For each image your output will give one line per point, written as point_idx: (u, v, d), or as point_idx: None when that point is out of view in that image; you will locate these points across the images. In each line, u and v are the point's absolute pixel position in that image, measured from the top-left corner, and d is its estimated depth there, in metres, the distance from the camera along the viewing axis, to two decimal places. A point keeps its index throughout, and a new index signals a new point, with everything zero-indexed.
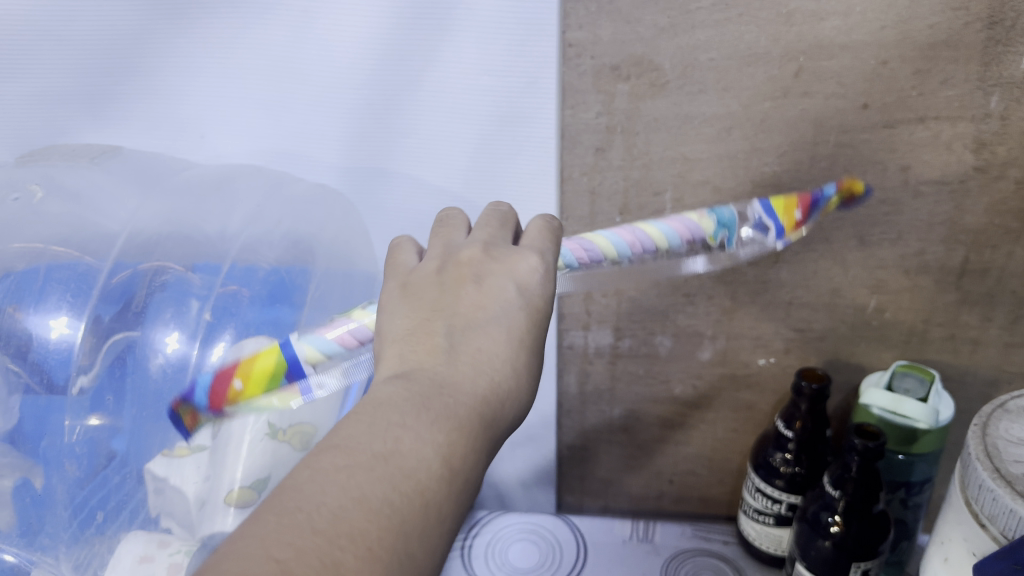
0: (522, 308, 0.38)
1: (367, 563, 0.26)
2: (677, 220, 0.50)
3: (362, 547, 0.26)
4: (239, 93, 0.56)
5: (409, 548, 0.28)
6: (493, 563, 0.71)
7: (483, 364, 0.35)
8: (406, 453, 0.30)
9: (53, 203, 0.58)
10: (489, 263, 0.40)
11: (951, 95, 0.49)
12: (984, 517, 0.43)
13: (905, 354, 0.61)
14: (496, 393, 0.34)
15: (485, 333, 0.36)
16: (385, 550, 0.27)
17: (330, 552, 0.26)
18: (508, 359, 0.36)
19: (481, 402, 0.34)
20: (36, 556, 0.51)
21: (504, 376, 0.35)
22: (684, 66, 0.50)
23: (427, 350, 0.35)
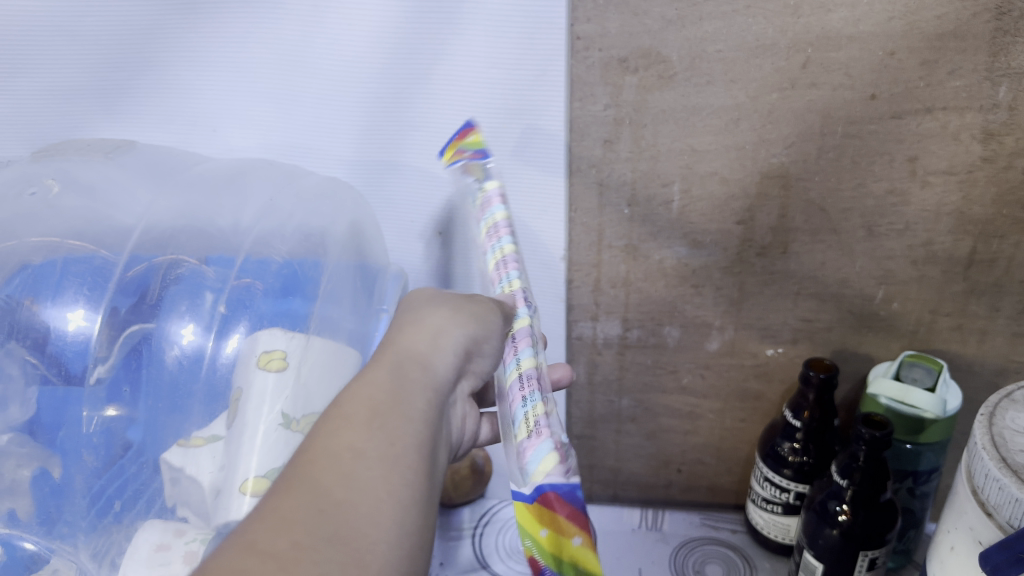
0: (422, 303, 0.46)
1: (281, 528, 0.29)
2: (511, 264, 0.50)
3: (277, 517, 0.30)
4: (252, 87, 0.57)
5: (329, 496, 0.31)
6: (504, 551, 0.73)
7: (399, 336, 0.42)
8: (319, 442, 0.34)
9: (69, 198, 0.58)
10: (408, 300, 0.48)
11: (958, 85, 0.50)
12: (990, 506, 0.43)
13: (913, 344, 0.62)
14: (420, 349, 0.41)
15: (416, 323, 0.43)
16: (301, 513, 0.30)
17: (247, 539, 0.29)
18: (423, 324, 0.43)
19: (405, 364, 0.40)
20: (56, 543, 0.52)
21: (429, 336, 0.42)
22: (692, 57, 0.51)
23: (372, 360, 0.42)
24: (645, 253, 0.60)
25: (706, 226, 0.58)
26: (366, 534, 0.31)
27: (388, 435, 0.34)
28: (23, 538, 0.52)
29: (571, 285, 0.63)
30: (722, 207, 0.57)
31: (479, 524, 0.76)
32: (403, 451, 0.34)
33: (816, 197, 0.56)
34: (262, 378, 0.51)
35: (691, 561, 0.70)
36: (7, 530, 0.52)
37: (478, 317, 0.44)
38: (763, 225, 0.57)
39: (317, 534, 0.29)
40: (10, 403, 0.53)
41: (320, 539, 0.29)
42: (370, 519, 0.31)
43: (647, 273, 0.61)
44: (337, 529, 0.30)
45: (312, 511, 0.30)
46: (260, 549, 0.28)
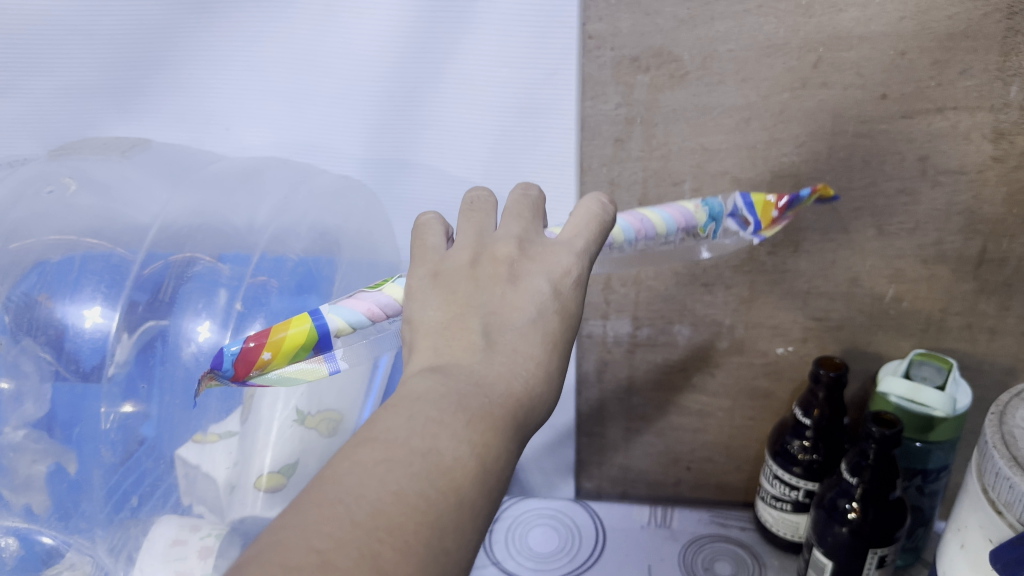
0: (557, 323, 0.38)
1: (403, 555, 0.27)
2: (674, 209, 0.52)
3: (401, 539, 0.27)
4: (264, 86, 0.57)
5: (444, 543, 0.28)
6: (513, 548, 0.73)
7: (518, 352, 0.36)
8: (443, 451, 0.31)
9: (85, 196, 0.59)
10: (524, 261, 0.39)
11: (970, 85, 0.50)
12: (1000, 505, 0.43)
13: (922, 343, 0.62)
14: (526, 401, 0.35)
15: (522, 333, 0.36)
16: (421, 543, 0.28)
17: (368, 542, 0.27)
18: (541, 363, 0.36)
19: (513, 417, 0.34)
20: (73, 538, 0.53)
21: (539, 382, 0.36)
22: (703, 57, 0.51)
23: (464, 343, 0.36)
24: None
25: None
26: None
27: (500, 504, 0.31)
28: (42, 532, 0.53)
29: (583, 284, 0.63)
30: None
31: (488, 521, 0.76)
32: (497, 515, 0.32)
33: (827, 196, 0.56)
34: None
35: (701, 558, 0.70)
36: (26, 524, 0.53)
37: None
38: None
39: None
40: (26, 400, 0.52)
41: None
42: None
43: (658, 271, 0.61)
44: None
45: (430, 555, 0.28)
46: (382, 567, 0.26)
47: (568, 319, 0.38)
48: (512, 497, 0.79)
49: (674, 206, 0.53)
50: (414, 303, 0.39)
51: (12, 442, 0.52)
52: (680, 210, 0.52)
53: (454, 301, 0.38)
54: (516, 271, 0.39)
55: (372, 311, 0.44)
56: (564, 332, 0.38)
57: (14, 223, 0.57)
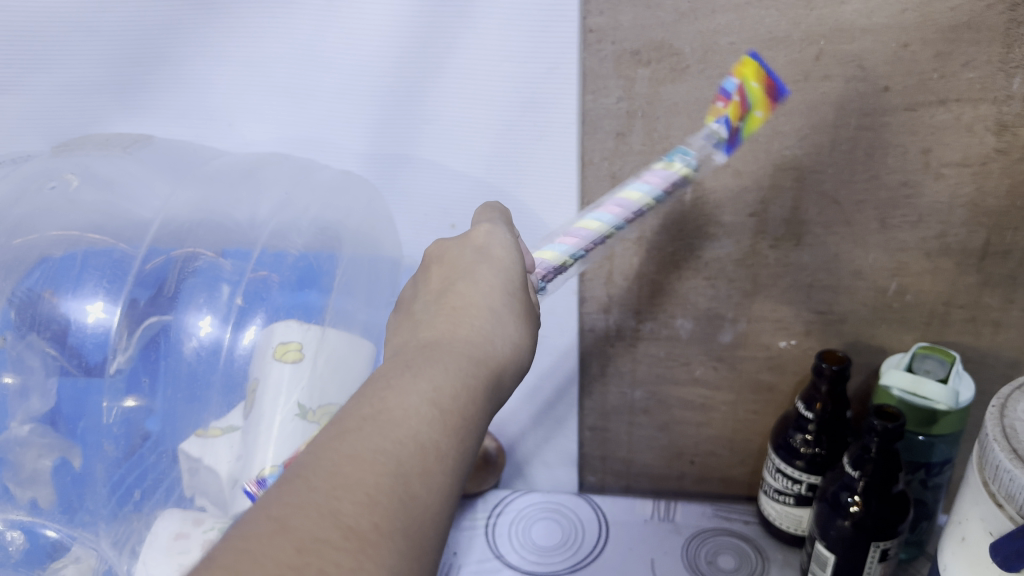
0: (488, 270, 0.43)
1: (364, 507, 0.30)
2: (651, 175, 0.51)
3: (360, 491, 0.30)
4: (266, 82, 0.57)
5: (410, 488, 0.32)
6: (516, 542, 0.73)
7: (461, 313, 0.41)
8: (393, 408, 0.34)
9: (88, 192, 0.59)
10: (452, 249, 0.46)
11: (973, 77, 0.50)
12: (1001, 497, 0.43)
13: (926, 336, 0.62)
14: (470, 332, 0.40)
15: (462, 289, 0.42)
16: (382, 493, 0.31)
17: (328, 502, 0.30)
18: (482, 305, 0.42)
19: (469, 362, 0.38)
20: (77, 531, 0.54)
21: (488, 321, 0.41)
22: (705, 50, 0.51)
23: (416, 328, 0.41)
24: (658, 246, 0.60)
25: (719, 219, 0.58)
26: (426, 533, 0.32)
27: (463, 445, 0.35)
28: (45, 526, 0.54)
29: (585, 277, 0.63)
30: (735, 200, 0.57)
31: (492, 514, 0.76)
32: (462, 459, 0.35)
33: (830, 188, 0.56)
34: (278, 369, 0.52)
35: (704, 551, 0.70)
36: (30, 517, 0.54)
37: (532, 330, 0.43)
38: (777, 218, 0.58)
39: (395, 525, 0.30)
40: (32, 394, 0.54)
41: (396, 531, 0.30)
42: (431, 521, 0.32)
43: (659, 265, 0.61)
44: (412, 526, 0.31)
45: (394, 501, 0.31)
46: (344, 521, 0.29)
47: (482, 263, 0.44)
48: (516, 490, 0.79)
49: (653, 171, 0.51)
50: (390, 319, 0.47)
51: (19, 436, 0.54)
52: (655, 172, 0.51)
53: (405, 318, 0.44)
54: (434, 261, 0.46)
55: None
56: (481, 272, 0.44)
57: (17, 220, 0.58)
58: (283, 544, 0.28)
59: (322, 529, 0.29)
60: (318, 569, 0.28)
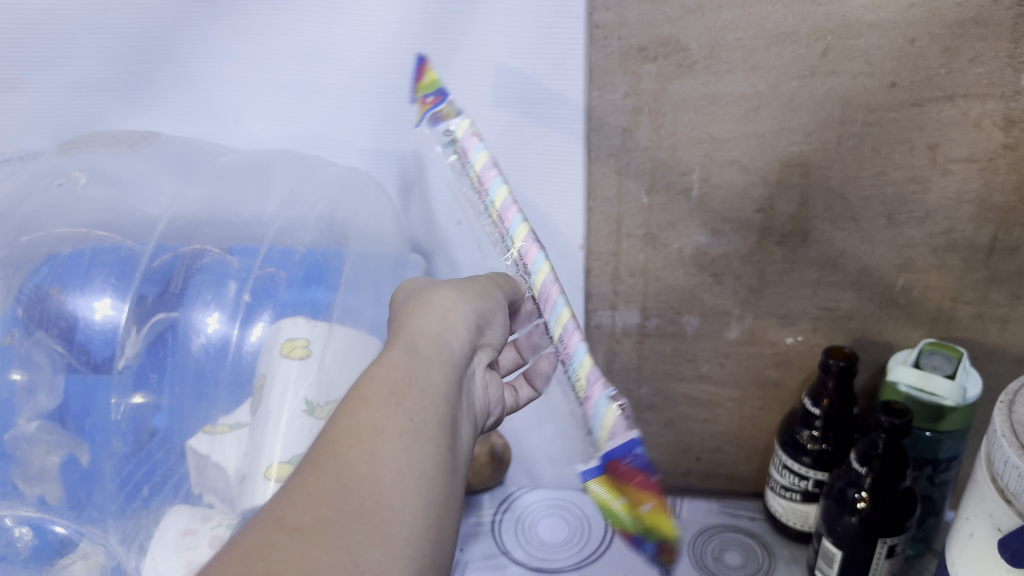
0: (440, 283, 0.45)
1: (308, 505, 0.30)
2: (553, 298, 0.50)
3: (302, 494, 0.31)
4: (273, 80, 0.57)
5: (358, 472, 0.32)
6: (522, 538, 0.73)
7: (409, 321, 0.42)
8: (331, 419, 0.35)
9: (95, 188, 0.59)
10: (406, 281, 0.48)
11: (980, 72, 0.49)
12: (1010, 493, 0.43)
13: (933, 332, 0.62)
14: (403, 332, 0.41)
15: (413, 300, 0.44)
16: (327, 489, 0.31)
17: (271, 514, 0.30)
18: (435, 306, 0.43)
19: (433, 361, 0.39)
20: (86, 527, 0.54)
21: (433, 318, 0.42)
22: (711, 46, 0.51)
23: None
24: (664, 242, 0.60)
25: (725, 215, 0.58)
26: (392, 505, 0.32)
27: (408, 412, 0.35)
28: (55, 522, 0.54)
29: (591, 274, 0.63)
30: (742, 195, 0.57)
31: (498, 510, 0.77)
32: (411, 421, 0.35)
33: (836, 184, 0.56)
34: (285, 366, 0.52)
35: (710, 547, 0.70)
36: (39, 514, 0.53)
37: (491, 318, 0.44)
38: (784, 214, 0.58)
39: (345, 510, 0.31)
40: (39, 391, 0.54)
41: (351, 515, 0.30)
42: (394, 494, 0.32)
43: (665, 262, 0.61)
44: (364, 503, 0.31)
45: (341, 491, 0.31)
46: (288, 523, 0.29)
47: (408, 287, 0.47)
48: (522, 487, 0.79)
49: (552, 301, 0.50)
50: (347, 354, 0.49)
51: (26, 433, 0.54)
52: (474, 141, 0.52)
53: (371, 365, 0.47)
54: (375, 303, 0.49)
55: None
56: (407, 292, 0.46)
57: (25, 217, 0.58)
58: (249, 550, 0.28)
59: (268, 534, 0.29)
60: (266, 564, 0.27)
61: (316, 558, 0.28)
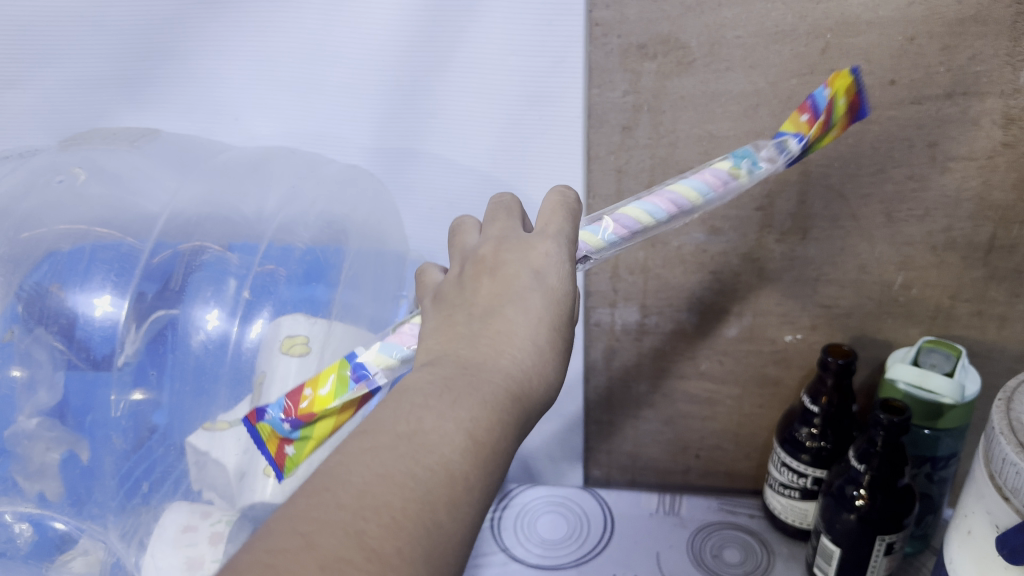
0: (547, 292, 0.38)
1: (390, 531, 0.28)
2: (707, 174, 0.46)
3: (381, 516, 0.29)
4: (273, 77, 0.57)
5: (435, 516, 0.30)
6: (522, 534, 0.73)
7: (495, 334, 0.36)
8: (429, 432, 0.32)
9: (95, 185, 0.59)
10: (509, 241, 0.40)
11: (979, 71, 0.50)
12: (1007, 491, 0.43)
13: (932, 330, 0.62)
14: (522, 379, 0.35)
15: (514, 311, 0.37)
16: (409, 519, 0.29)
17: (353, 522, 0.28)
18: (533, 336, 0.36)
19: (512, 401, 0.34)
20: (86, 523, 0.54)
21: (515, 360, 0.35)
22: (711, 44, 0.51)
23: (449, 337, 0.37)
24: (664, 239, 0.60)
25: (724, 212, 0.58)
26: (447, 564, 0.30)
27: (489, 468, 0.32)
28: (55, 518, 0.54)
29: (590, 272, 0.63)
30: (742, 193, 0.57)
31: (498, 507, 0.77)
32: (487, 487, 0.32)
33: (836, 182, 0.56)
34: (285, 363, 0.52)
35: (709, 545, 0.70)
36: (39, 510, 0.54)
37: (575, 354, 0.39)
38: (783, 211, 0.58)
39: (417, 553, 0.29)
40: (39, 388, 0.53)
41: (420, 559, 0.29)
42: (451, 552, 0.30)
43: (665, 259, 0.62)
44: (434, 554, 0.29)
45: (416, 529, 0.29)
46: (368, 543, 0.28)
47: (558, 293, 0.38)
48: (521, 484, 0.80)
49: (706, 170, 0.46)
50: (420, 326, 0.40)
51: (26, 430, 0.53)
52: (709, 171, 0.46)
53: (445, 306, 0.39)
54: (496, 264, 0.39)
55: (403, 339, 0.42)
56: (555, 306, 0.38)
57: (26, 213, 0.58)
58: (307, 563, 0.27)
59: (343, 549, 0.28)
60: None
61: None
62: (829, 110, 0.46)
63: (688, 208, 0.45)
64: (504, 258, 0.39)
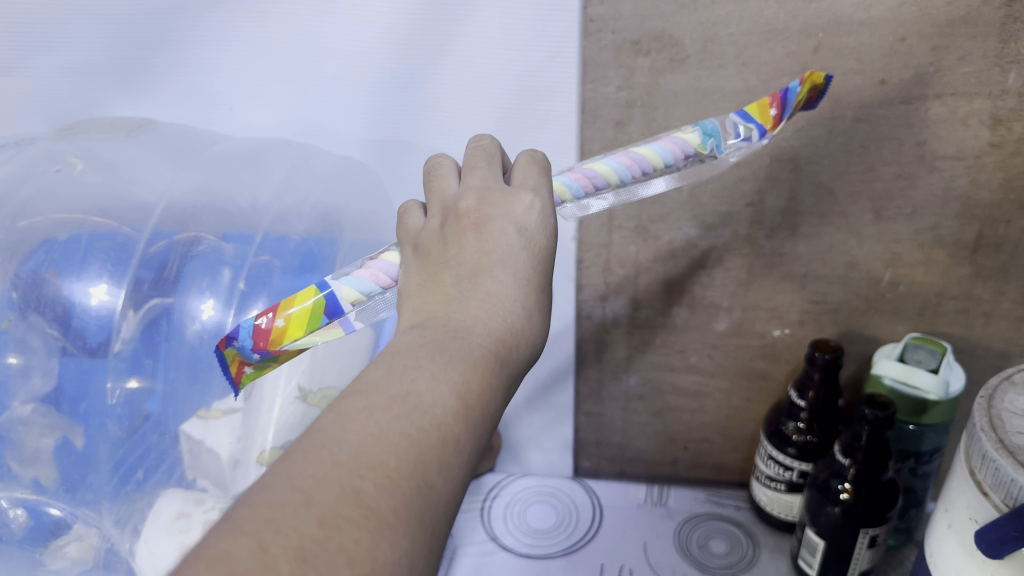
0: (528, 259, 0.38)
1: (386, 489, 0.28)
2: (669, 141, 0.47)
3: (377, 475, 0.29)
4: (269, 67, 0.57)
5: (428, 477, 0.30)
6: (512, 523, 0.74)
7: (484, 293, 0.37)
8: (422, 393, 0.32)
9: (91, 174, 0.60)
10: (491, 194, 0.40)
11: (968, 71, 0.50)
12: (986, 486, 0.44)
13: (918, 326, 0.63)
14: (508, 339, 0.36)
15: (500, 275, 0.37)
16: (404, 478, 0.29)
17: (350, 480, 0.28)
18: (517, 301, 0.37)
19: (497, 361, 0.35)
20: (80, 509, 0.54)
21: (502, 318, 0.36)
22: (704, 41, 0.51)
23: (438, 298, 0.37)
24: (656, 234, 0.61)
25: (715, 207, 0.59)
26: (440, 522, 0.30)
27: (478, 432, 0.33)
28: (49, 505, 0.53)
29: (582, 265, 0.64)
30: (732, 189, 0.58)
31: (488, 497, 0.78)
32: (475, 451, 0.32)
33: (825, 179, 0.57)
34: None
35: (695, 536, 0.71)
36: (34, 496, 0.53)
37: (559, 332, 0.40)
38: (773, 207, 0.58)
39: (413, 511, 0.29)
40: (34, 373, 0.54)
41: (414, 519, 0.29)
42: (442, 512, 0.30)
43: (656, 254, 0.62)
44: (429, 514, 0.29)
45: (411, 488, 0.29)
46: (366, 501, 0.28)
47: (542, 253, 0.39)
48: (511, 474, 0.80)
49: (668, 136, 0.47)
50: (402, 279, 0.41)
51: (21, 415, 0.53)
52: (674, 140, 0.47)
53: (429, 263, 0.39)
54: (481, 220, 0.39)
55: (378, 278, 0.42)
56: (538, 267, 0.39)
57: (23, 202, 0.58)
58: (306, 518, 0.27)
59: (341, 505, 0.27)
60: (338, 546, 0.26)
61: (379, 557, 0.27)
62: (794, 103, 0.47)
63: (650, 174, 0.46)
64: (489, 214, 0.39)
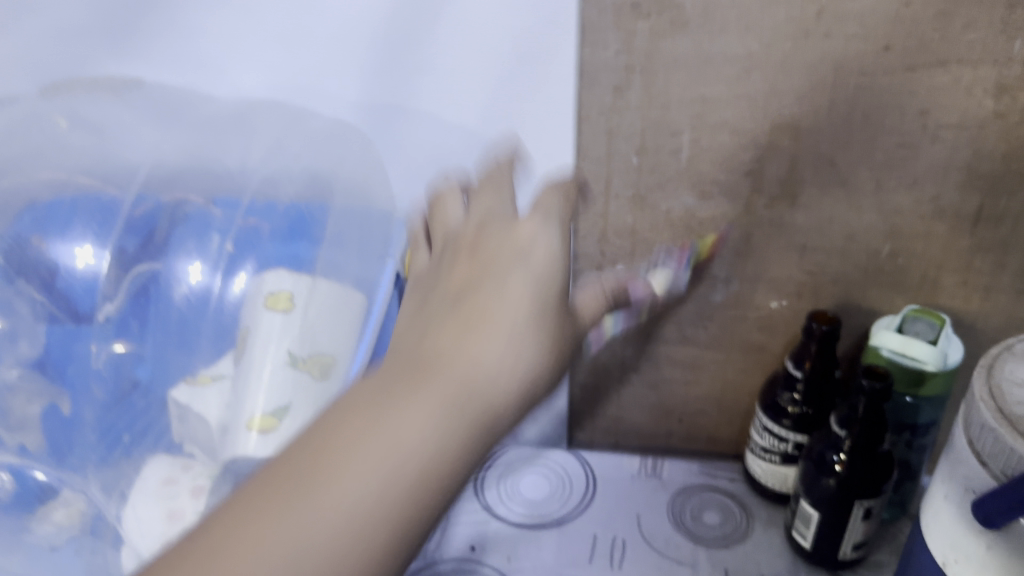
0: (528, 332, 0.37)
1: (336, 540, 0.28)
2: None
3: (331, 525, 0.28)
4: (261, 29, 0.56)
5: (388, 551, 0.29)
6: (504, 494, 0.74)
7: (478, 334, 0.36)
8: (395, 428, 0.31)
9: (79, 136, 0.61)
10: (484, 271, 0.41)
11: (973, 39, 0.49)
12: (985, 457, 0.43)
13: (917, 299, 0.62)
14: (494, 392, 0.35)
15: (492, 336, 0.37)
16: (361, 540, 0.29)
17: (301, 530, 0.28)
18: (506, 351, 0.36)
19: (483, 416, 0.34)
20: (66, 476, 0.52)
21: (493, 360, 0.35)
22: (705, 5, 0.50)
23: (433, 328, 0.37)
24: (653, 203, 0.60)
25: (715, 176, 0.58)
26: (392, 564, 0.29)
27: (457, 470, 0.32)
28: (34, 468, 0.52)
29: (578, 234, 0.63)
30: (731, 158, 0.57)
31: (481, 467, 0.77)
32: (452, 495, 0.32)
33: (826, 149, 0.56)
34: (269, 318, 0.51)
35: (688, 508, 0.71)
36: (19, 460, 0.52)
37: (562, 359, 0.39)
38: (773, 177, 0.57)
39: None
40: (21, 338, 0.54)
41: None
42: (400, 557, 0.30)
43: (653, 223, 0.61)
44: None
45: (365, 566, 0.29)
46: (308, 562, 0.28)
47: (533, 321, 0.38)
48: (504, 445, 0.80)
49: None
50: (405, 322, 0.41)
51: (6, 381, 0.53)
52: None
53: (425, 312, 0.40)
54: (466, 294, 0.39)
55: None
56: (525, 326, 0.38)
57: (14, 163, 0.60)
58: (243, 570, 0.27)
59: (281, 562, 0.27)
60: None
61: None
62: None
63: None
64: (477, 289, 0.39)
